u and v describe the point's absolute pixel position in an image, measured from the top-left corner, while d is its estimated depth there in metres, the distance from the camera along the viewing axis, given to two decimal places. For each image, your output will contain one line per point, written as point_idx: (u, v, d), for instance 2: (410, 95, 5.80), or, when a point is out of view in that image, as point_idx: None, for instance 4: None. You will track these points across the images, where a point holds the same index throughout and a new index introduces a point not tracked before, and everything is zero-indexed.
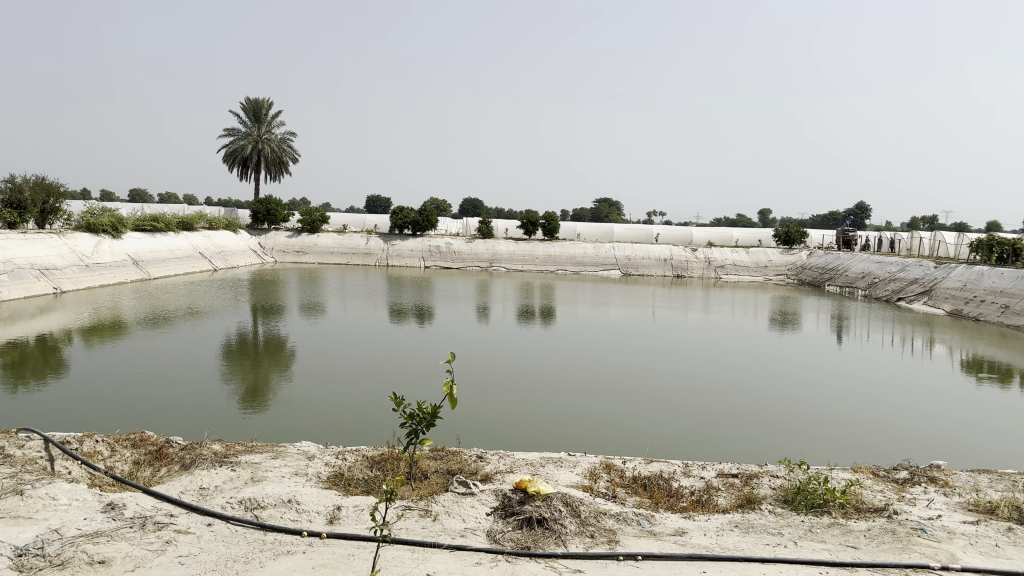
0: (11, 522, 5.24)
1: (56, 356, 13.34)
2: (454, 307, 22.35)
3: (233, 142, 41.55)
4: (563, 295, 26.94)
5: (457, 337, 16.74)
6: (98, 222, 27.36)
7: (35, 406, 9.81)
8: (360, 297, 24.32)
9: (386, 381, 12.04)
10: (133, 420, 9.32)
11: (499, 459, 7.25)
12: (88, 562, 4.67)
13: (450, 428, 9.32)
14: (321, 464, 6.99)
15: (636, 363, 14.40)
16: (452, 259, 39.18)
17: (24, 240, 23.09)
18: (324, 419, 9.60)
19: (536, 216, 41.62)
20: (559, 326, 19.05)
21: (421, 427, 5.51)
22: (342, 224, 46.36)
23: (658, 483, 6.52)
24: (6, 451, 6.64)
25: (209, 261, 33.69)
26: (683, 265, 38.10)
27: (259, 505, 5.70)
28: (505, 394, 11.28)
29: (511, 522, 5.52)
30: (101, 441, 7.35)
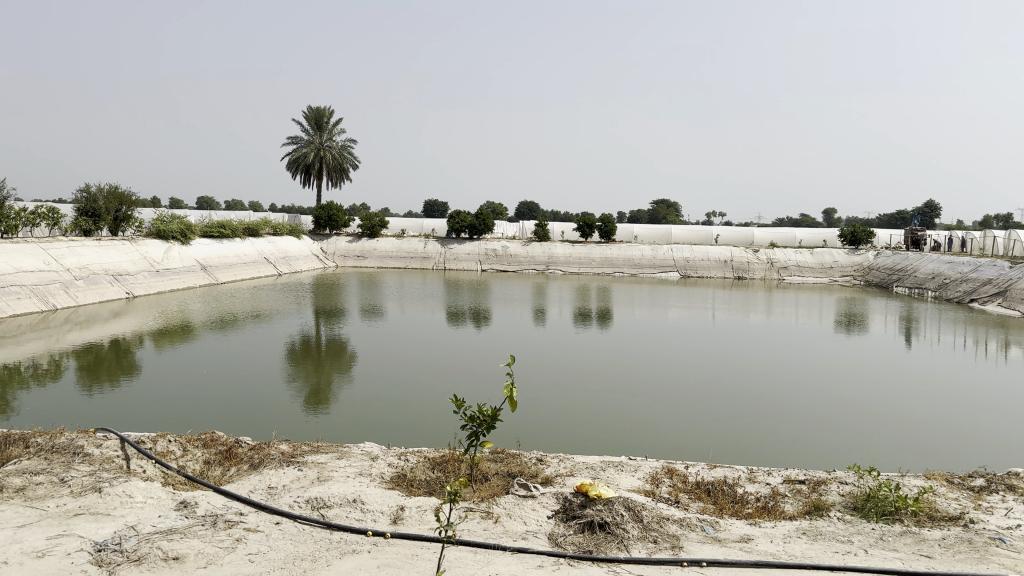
0: (91, 518, 5.45)
1: (129, 359, 13.83)
2: (511, 309, 22.46)
3: (296, 150, 42.56)
4: (620, 297, 26.81)
5: (515, 339, 16.85)
6: (167, 229, 28.32)
7: (112, 407, 10.18)
8: (418, 300, 24.62)
9: (445, 382, 12.19)
10: (204, 420, 9.61)
11: (560, 462, 7.23)
12: (162, 558, 4.81)
13: (510, 430, 9.38)
14: (384, 464, 7.08)
15: (697, 365, 14.30)
16: (508, 263, 39.31)
17: (97, 247, 24.10)
18: (388, 420, 9.77)
19: (593, 219, 41.43)
20: (617, 328, 19.05)
21: (481, 430, 5.44)
22: (401, 229, 46.97)
23: (722, 489, 6.40)
24: (85, 450, 6.91)
25: (274, 266, 34.51)
26: (745, 267, 37.43)
27: (325, 505, 5.80)
28: (565, 396, 11.30)
29: (572, 525, 5.50)
30: (174, 440, 7.59)
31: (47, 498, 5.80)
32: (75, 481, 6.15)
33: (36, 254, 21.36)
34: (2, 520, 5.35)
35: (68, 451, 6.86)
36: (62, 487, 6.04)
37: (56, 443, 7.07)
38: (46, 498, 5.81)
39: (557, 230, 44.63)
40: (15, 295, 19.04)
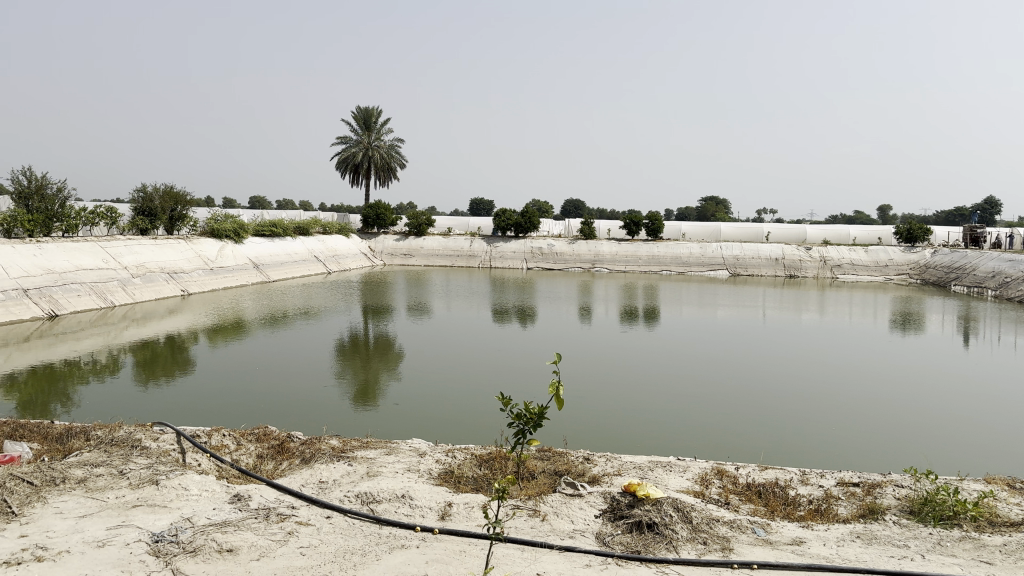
0: (149, 510, 5.59)
1: (183, 355, 14.16)
2: (557, 307, 22.40)
3: (345, 150, 43.14)
4: (667, 295, 26.59)
5: (561, 337, 16.77)
6: (221, 228, 28.94)
7: (168, 401, 10.43)
8: (463, 298, 24.72)
9: (492, 380, 12.20)
10: (257, 415, 9.80)
11: (607, 461, 7.19)
12: (216, 550, 4.92)
13: (557, 429, 9.35)
14: (432, 461, 7.13)
15: (746, 364, 14.09)
16: (554, 261, 39.25)
17: (154, 246, 24.80)
18: (434, 417, 9.84)
19: (639, 216, 41.11)
20: (664, 327, 18.82)
21: (528, 428, 5.37)
22: (448, 227, 47.30)
23: (773, 491, 6.30)
24: (143, 443, 7.10)
25: (324, 264, 35.02)
26: (796, 265, 36.75)
27: (375, 499, 5.87)
28: (612, 395, 11.23)
29: (620, 525, 5.46)
30: (228, 435, 7.75)
31: (107, 490, 5.97)
32: (134, 474, 6.32)
33: (95, 253, 22.04)
34: (65, 510, 5.53)
35: (127, 444, 7.05)
36: (121, 479, 6.21)
37: (115, 436, 7.28)
38: (106, 489, 5.99)
39: (603, 228, 44.37)
40: (75, 293, 19.66)
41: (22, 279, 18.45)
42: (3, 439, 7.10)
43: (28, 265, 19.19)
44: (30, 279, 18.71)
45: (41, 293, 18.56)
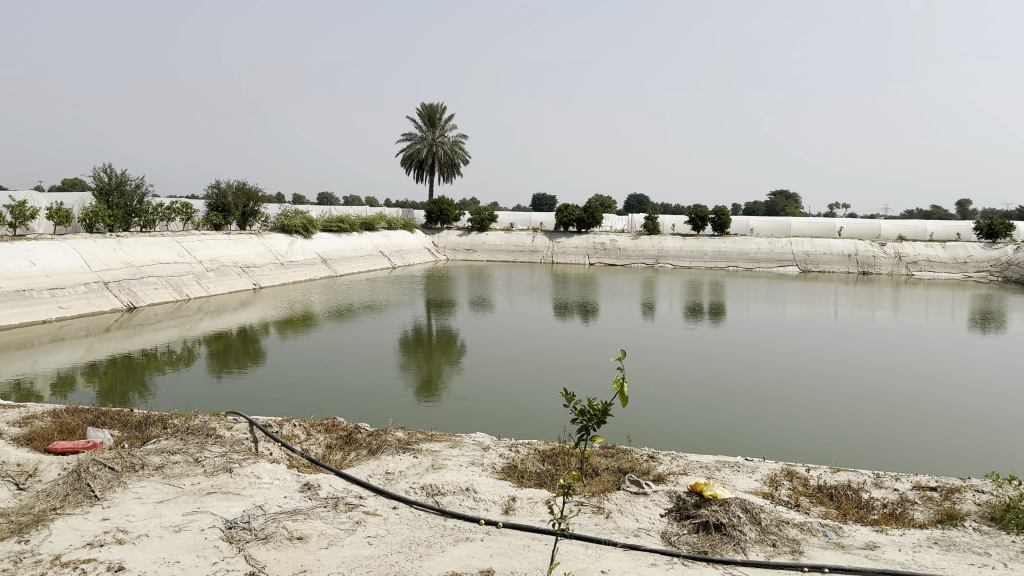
0: (223, 497, 5.76)
1: (254, 347, 14.54)
2: (620, 303, 22.19)
3: (410, 146, 43.65)
4: (733, 291, 26.11)
5: (624, 334, 16.63)
6: (291, 223, 29.61)
7: (240, 391, 10.73)
8: (526, 293, 24.77)
9: (555, 376, 12.18)
10: (325, 406, 9.99)
11: (672, 460, 7.10)
12: (287, 538, 5.04)
13: (620, 426, 9.27)
14: (495, 455, 7.16)
15: (815, 363, 13.73)
16: (618, 257, 38.97)
17: (228, 241, 25.54)
18: (497, 411, 9.88)
19: (705, 211, 40.43)
20: (730, 324, 18.45)
21: (592, 424, 5.25)
22: (511, 222, 47.43)
23: (845, 493, 6.12)
24: (217, 432, 7.33)
25: (389, 259, 35.51)
26: (870, 261, 35.55)
27: (439, 492, 5.93)
28: (676, 393, 11.09)
29: (686, 525, 5.39)
30: (298, 425, 7.93)
31: (183, 476, 6.18)
32: (208, 461, 6.52)
33: (172, 247, 22.82)
34: (144, 495, 5.74)
35: (202, 433, 7.29)
36: (197, 466, 6.42)
37: (191, 424, 7.52)
38: (183, 476, 6.20)
39: (667, 224, 43.78)
40: (153, 286, 20.38)
41: (103, 273, 19.24)
42: (86, 426, 7.41)
43: (109, 259, 20.00)
44: (111, 272, 19.48)
45: (121, 286, 19.32)
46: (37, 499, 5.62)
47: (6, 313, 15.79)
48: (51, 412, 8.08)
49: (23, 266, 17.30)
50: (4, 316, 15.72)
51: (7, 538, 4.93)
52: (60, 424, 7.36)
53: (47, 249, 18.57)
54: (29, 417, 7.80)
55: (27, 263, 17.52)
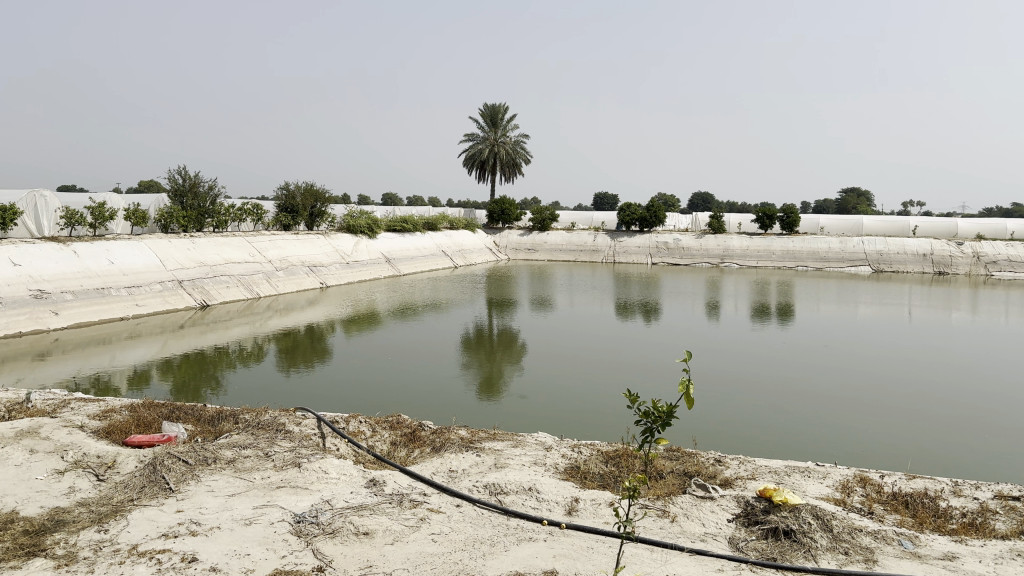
0: (292, 491, 5.88)
1: (321, 344, 14.82)
2: (683, 303, 21.90)
3: (472, 146, 43.91)
4: (802, 292, 25.48)
5: (688, 334, 16.43)
6: (356, 224, 30.10)
7: (307, 388, 10.94)
8: (588, 293, 24.65)
9: (617, 376, 12.09)
10: (389, 404, 10.10)
11: (740, 464, 6.96)
12: (354, 533, 5.11)
13: (686, 429, 9.14)
14: (558, 455, 7.14)
15: (886, 367, 13.32)
16: (682, 256, 38.48)
17: (296, 242, 26.11)
18: (561, 411, 9.85)
19: (773, 209, 39.56)
20: (798, 325, 18.00)
21: (657, 426, 5.02)
22: (572, 221, 47.29)
23: (922, 501, 5.90)
24: (286, 428, 7.49)
25: (451, 258, 35.79)
26: (947, 260, 34.22)
27: (503, 491, 5.94)
28: (742, 395, 10.89)
29: (754, 531, 5.28)
30: (364, 421, 8.04)
31: (254, 471, 6.33)
32: (278, 456, 6.67)
33: (242, 247, 23.46)
34: (216, 488, 5.90)
35: (272, 428, 7.46)
36: (266, 461, 6.57)
37: (262, 419, 7.70)
38: (253, 470, 6.35)
39: (733, 222, 42.99)
40: (225, 284, 20.97)
41: (177, 272, 19.88)
42: (162, 420, 7.66)
43: (182, 259, 20.67)
44: (185, 271, 20.12)
45: (194, 285, 19.93)
46: (116, 490, 5.83)
47: (86, 310, 16.47)
48: (129, 406, 8.38)
49: (102, 265, 18.06)
50: (85, 313, 16.39)
51: (88, 528, 5.13)
52: (137, 418, 7.63)
53: (125, 249, 19.33)
54: (108, 411, 8.11)
55: (106, 262, 18.27)
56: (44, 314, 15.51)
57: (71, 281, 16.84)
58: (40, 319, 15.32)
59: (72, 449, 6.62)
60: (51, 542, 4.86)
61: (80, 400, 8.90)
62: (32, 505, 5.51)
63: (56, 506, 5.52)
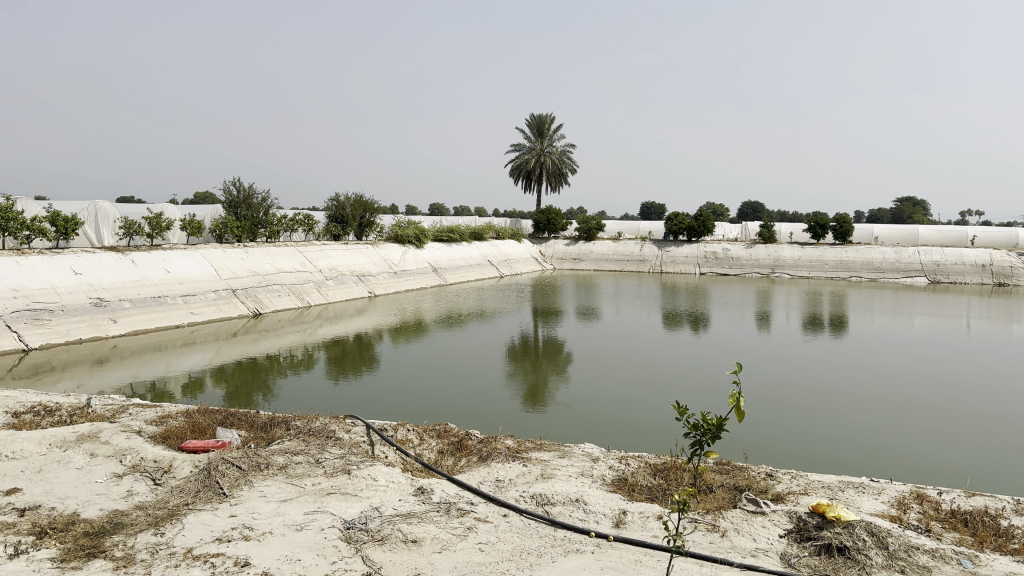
0: (342, 497, 5.95)
1: (369, 353, 14.98)
2: (731, 314, 21.66)
3: (519, 156, 44.09)
4: (855, 303, 24.95)
5: (738, 345, 16.22)
6: (404, 234, 30.43)
7: (356, 396, 11.07)
8: (634, 303, 24.51)
9: (666, 387, 12.00)
10: (436, 413, 10.17)
11: (792, 479, 6.83)
12: (402, 540, 5.15)
13: (737, 442, 9.03)
14: (605, 466, 7.10)
15: (941, 379, 13.03)
16: (731, 266, 38.02)
17: (345, 252, 26.48)
18: (608, 422, 9.83)
19: (826, 219, 38.81)
20: (852, 337, 17.63)
21: (706, 439, 4.91)
22: (619, 231, 47.09)
23: (983, 520, 5.71)
24: (336, 434, 7.59)
25: (497, 268, 35.93)
26: (1007, 271, 33.06)
27: (550, 502, 5.93)
28: (793, 408, 10.72)
29: (807, 547, 5.18)
30: (412, 430, 8.10)
31: (305, 477, 6.42)
32: (328, 463, 6.76)
33: (294, 257, 23.89)
34: (268, 494, 6.00)
35: (323, 435, 7.57)
36: (317, 467, 6.67)
37: (312, 426, 7.82)
38: (304, 476, 6.44)
39: (784, 232, 42.30)
40: (276, 293, 21.35)
41: (231, 281, 20.32)
42: (216, 426, 7.82)
43: (236, 268, 21.13)
44: (238, 280, 20.56)
45: (247, 293, 20.34)
46: (171, 495, 5.97)
47: (144, 318, 16.92)
48: (185, 411, 8.59)
49: (159, 274, 18.57)
50: (142, 321, 16.83)
51: (145, 530, 5.26)
52: (192, 423, 7.81)
53: (181, 258, 19.84)
54: (165, 416, 8.32)
55: (162, 271, 18.78)
56: (102, 321, 15.98)
57: (129, 289, 17.35)
58: (100, 327, 15.81)
59: (130, 454, 6.80)
60: (110, 544, 5.00)
61: (138, 405, 9.14)
62: (92, 507, 5.67)
63: (115, 508, 5.68)
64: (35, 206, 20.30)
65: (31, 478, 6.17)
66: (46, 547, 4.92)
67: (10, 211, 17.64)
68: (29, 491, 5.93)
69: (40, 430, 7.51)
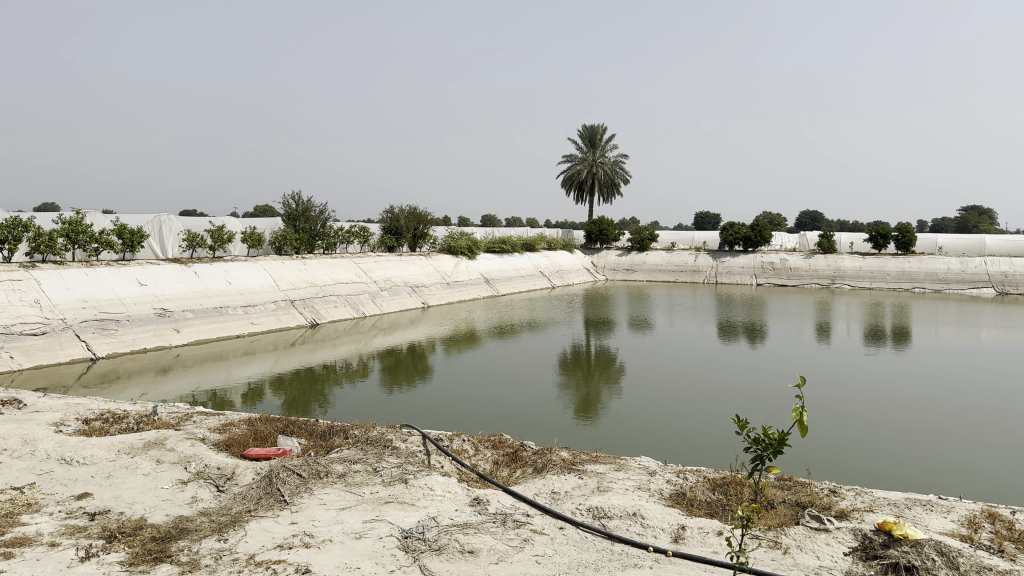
0: (399, 507, 6.00)
1: (422, 363, 15.12)
2: (789, 325, 21.24)
3: (571, 167, 44.10)
4: (919, 314, 24.25)
5: (796, 358, 15.89)
6: (457, 244, 30.70)
7: (410, 405, 11.18)
8: (688, 314, 24.27)
9: (723, 400, 11.81)
10: (491, 423, 10.19)
11: (857, 495, 6.64)
12: (459, 551, 5.16)
13: (800, 457, 8.84)
14: (662, 480, 7.01)
15: (1011, 394, 12.53)
16: (788, 277, 37.37)
17: (400, 263, 26.81)
18: (663, 435, 9.70)
19: (887, 228, 37.84)
20: (916, 349, 17.15)
21: (767, 454, 4.80)
22: (672, 241, 46.72)
23: None
24: (393, 444, 7.67)
25: (549, 278, 35.94)
26: None
27: (606, 515, 5.90)
28: (857, 422, 10.45)
29: (873, 566, 5.01)
30: (467, 440, 8.13)
31: (363, 485, 6.49)
32: (386, 471, 6.83)
33: (349, 268, 24.28)
34: (328, 502, 6.08)
35: (380, 444, 7.65)
36: (375, 476, 6.74)
37: (370, 435, 7.91)
38: (362, 485, 6.52)
39: (844, 241, 41.36)
40: (333, 303, 21.68)
41: (290, 292, 20.75)
42: (278, 434, 7.98)
43: (295, 279, 21.59)
44: (296, 291, 20.98)
45: (305, 304, 20.72)
46: (235, 501, 6.10)
47: (206, 328, 17.36)
48: (246, 419, 8.78)
49: (220, 285, 19.07)
50: (204, 330, 17.27)
51: (209, 536, 5.38)
52: (254, 431, 7.98)
53: (242, 270, 20.35)
54: (228, 424, 8.53)
55: (223, 282, 19.29)
56: (167, 331, 16.44)
57: (192, 299, 17.84)
58: (164, 336, 16.26)
59: (194, 460, 6.97)
60: (176, 549, 5.12)
61: (202, 413, 9.36)
62: (158, 513, 5.82)
63: (180, 514, 5.83)
64: (104, 219, 21.06)
65: (101, 484, 6.38)
66: (115, 551, 5.07)
67: (80, 225, 18.35)
68: (99, 496, 6.13)
69: (109, 436, 7.77)
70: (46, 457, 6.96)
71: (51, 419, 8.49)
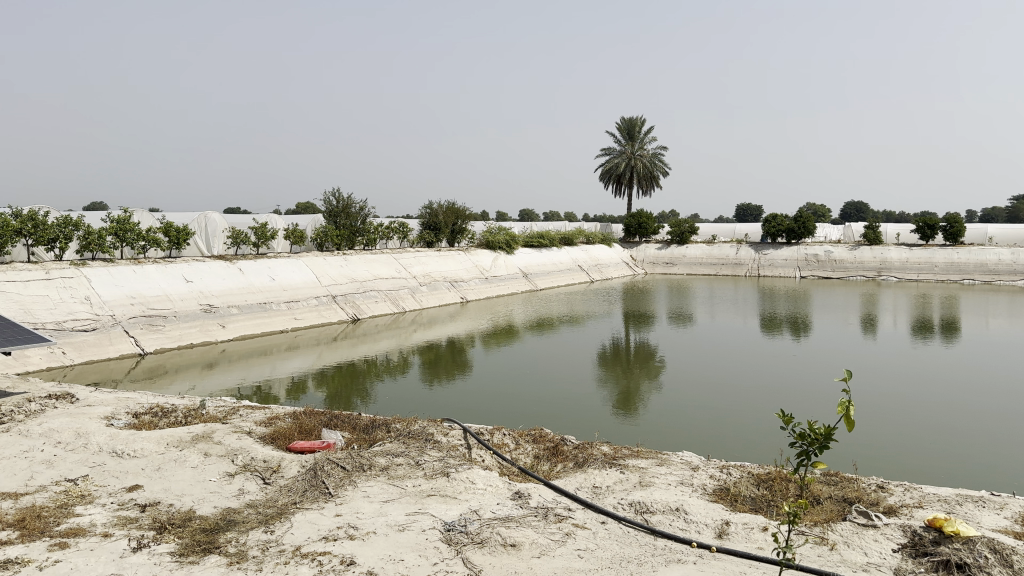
0: (441, 500, 6.04)
1: (461, 358, 15.15)
2: (834, 318, 20.87)
3: (609, 161, 43.85)
4: (969, 306, 23.63)
5: (843, 351, 15.59)
6: (495, 240, 30.78)
7: (449, 400, 11.21)
8: (730, 307, 24.00)
9: (767, 395, 11.62)
10: (532, 417, 10.18)
11: (905, 491, 6.52)
12: (502, 544, 5.18)
13: (847, 453, 8.68)
14: (706, 476, 6.95)
15: None
16: (832, 268, 36.74)
17: (439, 258, 26.95)
18: (706, 430, 9.59)
19: (935, 218, 36.91)
20: (966, 342, 16.74)
21: (813, 449, 4.72)
22: (712, 235, 46.24)
23: None
24: (435, 437, 7.73)
25: (588, 272, 35.85)
26: None
27: (649, 510, 5.87)
28: (905, 417, 10.22)
29: (924, 563, 4.92)
30: (508, 434, 8.14)
31: (405, 478, 6.55)
32: (428, 465, 6.88)
33: (389, 264, 24.45)
34: (371, 494, 6.15)
35: (422, 437, 7.71)
36: (417, 469, 6.79)
37: (412, 429, 7.99)
38: (406, 477, 6.58)
39: (890, 232, 40.36)
40: (374, 299, 21.87)
41: (331, 287, 21.01)
42: (322, 428, 8.07)
43: (336, 275, 21.84)
44: (338, 287, 21.22)
45: (346, 299, 20.93)
46: (280, 494, 6.19)
47: (250, 324, 17.64)
48: (291, 413, 8.91)
49: (264, 281, 19.37)
50: (249, 326, 17.54)
51: (256, 528, 5.47)
52: (299, 425, 8.10)
53: (285, 267, 20.66)
54: (274, 418, 8.65)
55: (267, 279, 19.60)
56: (212, 327, 16.75)
57: (236, 296, 18.16)
58: (210, 332, 16.56)
59: (241, 454, 7.09)
60: (224, 540, 5.22)
61: (248, 407, 9.52)
62: (206, 504, 5.95)
63: (228, 506, 5.94)
64: (150, 218, 21.54)
65: (151, 476, 6.54)
66: (164, 542, 5.19)
67: (127, 223, 18.78)
68: (149, 488, 6.28)
69: (158, 430, 7.95)
70: (98, 450, 7.14)
71: (103, 413, 8.71)
